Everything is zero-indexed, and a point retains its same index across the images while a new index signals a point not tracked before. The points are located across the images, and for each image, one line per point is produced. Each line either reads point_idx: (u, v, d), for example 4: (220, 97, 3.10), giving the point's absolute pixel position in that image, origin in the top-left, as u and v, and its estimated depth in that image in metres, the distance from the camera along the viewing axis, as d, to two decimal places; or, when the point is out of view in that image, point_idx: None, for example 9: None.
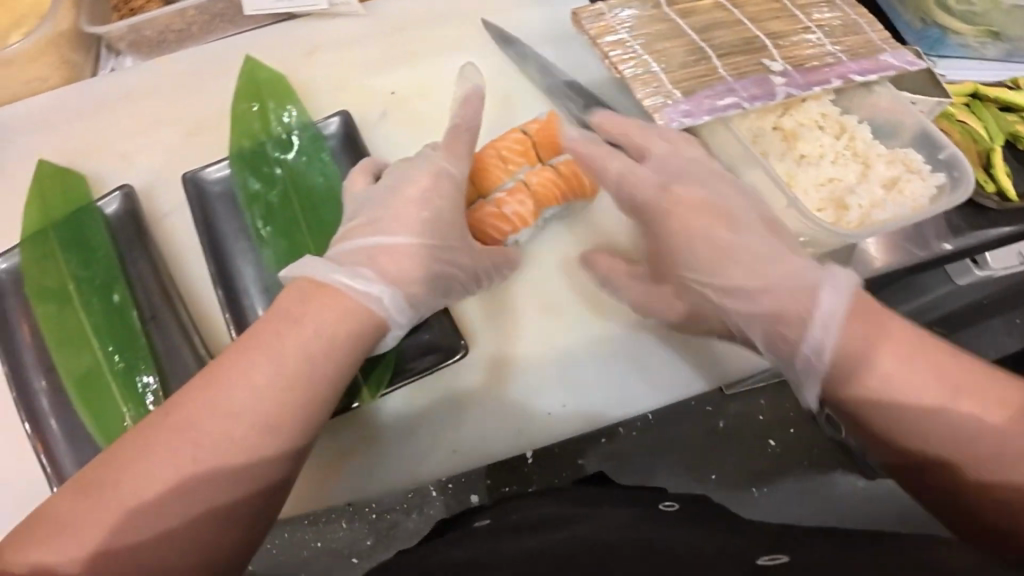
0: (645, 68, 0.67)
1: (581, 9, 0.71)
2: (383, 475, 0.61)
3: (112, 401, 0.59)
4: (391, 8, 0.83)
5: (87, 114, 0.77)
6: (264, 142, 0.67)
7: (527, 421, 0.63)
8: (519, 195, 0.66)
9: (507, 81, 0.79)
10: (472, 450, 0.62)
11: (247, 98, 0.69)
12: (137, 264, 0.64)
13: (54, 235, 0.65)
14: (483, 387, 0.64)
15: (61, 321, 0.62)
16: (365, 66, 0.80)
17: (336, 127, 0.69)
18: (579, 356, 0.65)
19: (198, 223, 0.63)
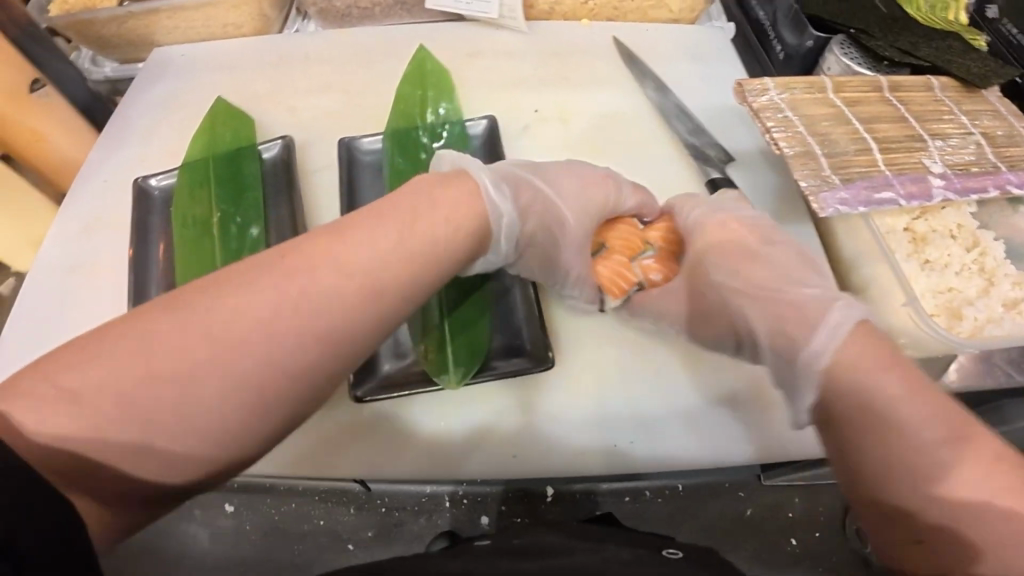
0: (804, 147, 0.66)
1: (746, 80, 0.69)
2: (340, 462, 0.59)
3: None
4: (553, 32, 0.87)
5: (270, 65, 0.86)
6: (416, 127, 0.72)
7: (589, 442, 0.60)
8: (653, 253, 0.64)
9: (646, 118, 0.79)
10: (426, 463, 0.59)
11: (411, 73, 0.75)
12: (279, 213, 0.68)
13: (213, 166, 0.70)
14: (552, 398, 0.61)
15: (197, 245, 0.65)
16: (519, 81, 0.83)
17: (482, 129, 0.74)
18: (564, 400, 0.61)
19: (345, 185, 0.68)
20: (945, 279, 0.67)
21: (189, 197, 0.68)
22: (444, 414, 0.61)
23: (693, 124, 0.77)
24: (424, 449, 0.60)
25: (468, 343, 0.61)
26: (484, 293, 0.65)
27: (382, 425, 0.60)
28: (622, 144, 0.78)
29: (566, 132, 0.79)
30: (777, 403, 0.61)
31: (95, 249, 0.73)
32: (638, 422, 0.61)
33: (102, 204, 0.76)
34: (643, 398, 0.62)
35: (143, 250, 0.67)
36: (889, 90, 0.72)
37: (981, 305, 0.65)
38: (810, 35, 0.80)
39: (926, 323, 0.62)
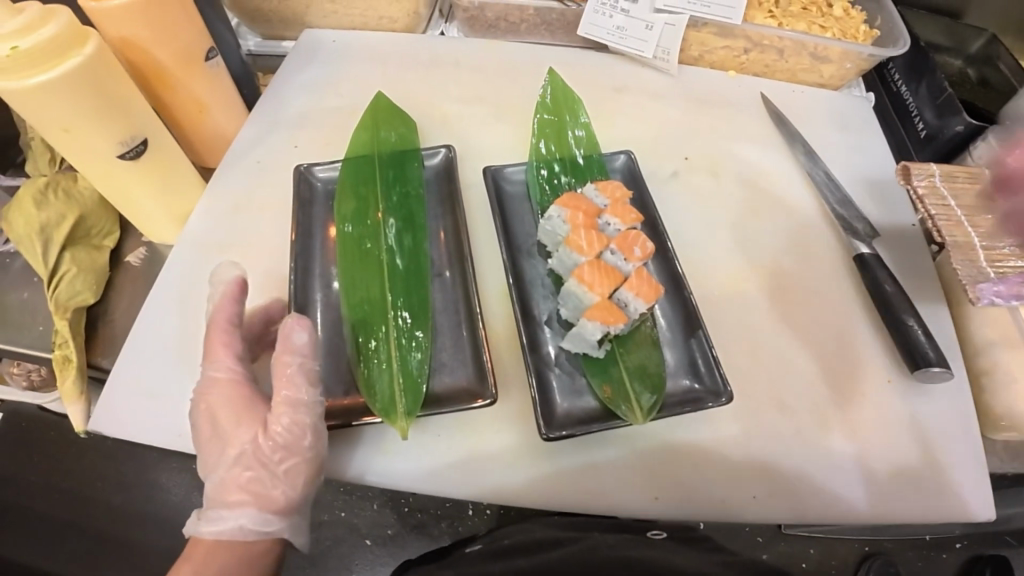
0: (963, 234, 0.69)
1: (912, 164, 0.73)
2: (565, 493, 0.61)
3: (383, 329, 0.65)
4: (696, 79, 0.90)
5: (422, 64, 0.89)
6: (552, 142, 0.79)
7: (769, 485, 0.62)
8: (626, 247, 0.67)
9: (788, 185, 0.81)
10: (674, 498, 0.61)
11: (543, 105, 0.81)
12: (439, 225, 0.74)
13: (379, 167, 0.75)
14: (692, 447, 0.63)
15: (366, 246, 0.70)
16: (665, 123, 0.85)
17: (620, 163, 0.80)
18: (778, 448, 0.64)
19: (497, 205, 0.74)
20: None
21: (353, 193, 0.73)
22: (591, 453, 0.62)
23: (841, 195, 0.78)
24: (572, 479, 0.61)
25: (642, 381, 0.62)
26: (644, 336, 0.66)
27: (524, 448, 0.62)
28: (764, 207, 0.79)
29: (715, 187, 0.80)
30: (965, 469, 0.65)
31: (243, 231, 0.73)
32: (773, 476, 0.63)
33: (253, 184, 0.76)
34: (846, 453, 0.64)
35: (307, 243, 0.70)
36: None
37: None
38: (963, 120, 0.84)
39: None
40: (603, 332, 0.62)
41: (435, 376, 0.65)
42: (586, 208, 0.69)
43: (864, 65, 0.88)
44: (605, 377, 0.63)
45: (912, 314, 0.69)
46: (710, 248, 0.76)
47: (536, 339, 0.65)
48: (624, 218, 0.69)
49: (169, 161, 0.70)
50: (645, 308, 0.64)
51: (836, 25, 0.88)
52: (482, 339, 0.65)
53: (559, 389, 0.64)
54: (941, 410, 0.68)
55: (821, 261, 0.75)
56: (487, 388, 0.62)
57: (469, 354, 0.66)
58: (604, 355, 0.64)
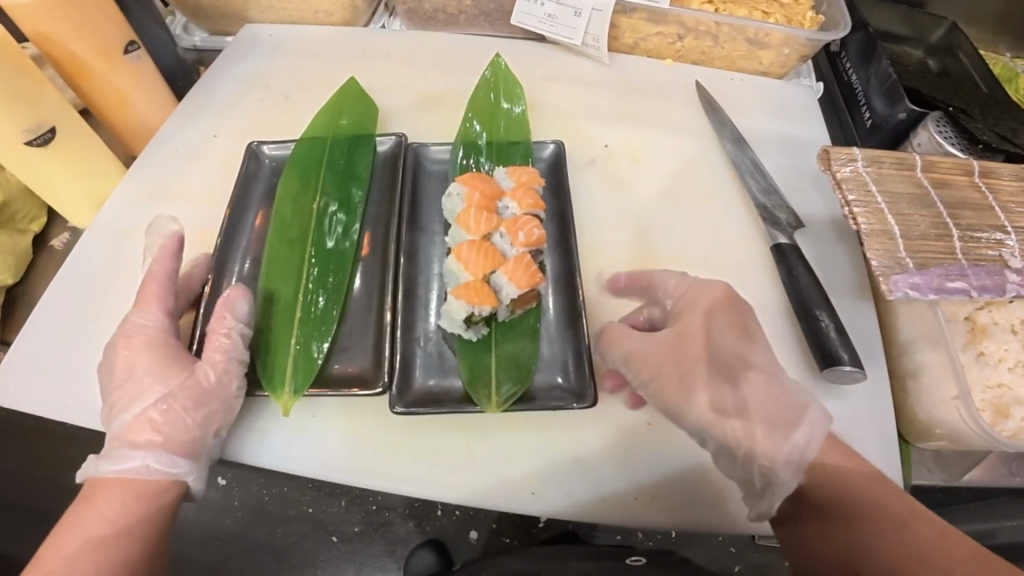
0: (882, 224, 0.65)
1: (833, 148, 0.68)
2: (439, 483, 0.58)
3: (289, 309, 0.64)
4: (630, 68, 0.87)
5: (355, 55, 0.89)
6: (484, 125, 0.78)
7: (658, 483, 0.58)
8: (514, 231, 0.66)
9: (710, 173, 0.78)
10: (551, 493, 0.58)
11: (483, 88, 0.80)
12: (375, 212, 0.73)
13: (330, 148, 0.75)
14: (574, 442, 0.60)
15: (293, 224, 0.70)
16: (591, 111, 0.83)
17: (549, 153, 0.78)
18: (672, 446, 0.60)
19: (411, 186, 0.73)
20: (997, 373, 0.65)
21: (298, 175, 0.73)
22: (470, 446, 0.60)
23: (765, 183, 0.75)
24: (447, 471, 0.58)
25: (508, 371, 0.62)
26: (526, 327, 0.66)
27: (402, 435, 0.60)
28: (684, 195, 0.76)
29: (630, 173, 0.78)
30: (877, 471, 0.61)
31: (153, 215, 0.74)
32: (663, 473, 0.59)
33: (175, 170, 0.77)
34: None
35: (240, 218, 0.70)
36: (979, 176, 0.70)
37: None
38: (904, 106, 0.79)
39: (976, 421, 0.61)
40: (468, 313, 0.63)
41: (335, 360, 0.63)
42: (487, 190, 0.68)
43: (804, 51, 0.84)
44: (473, 360, 0.62)
45: (824, 308, 0.65)
46: (634, 237, 0.73)
47: (411, 319, 0.65)
48: (522, 203, 0.68)
49: (80, 146, 0.72)
50: (518, 296, 0.64)
51: (779, 12, 0.84)
52: (390, 322, 0.63)
53: (422, 367, 0.63)
54: (856, 411, 0.64)
55: (738, 252, 0.72)
56: (379, 377, 0.61)
57: (372, 337, 0.64)
58: (476, 341, 0.64)
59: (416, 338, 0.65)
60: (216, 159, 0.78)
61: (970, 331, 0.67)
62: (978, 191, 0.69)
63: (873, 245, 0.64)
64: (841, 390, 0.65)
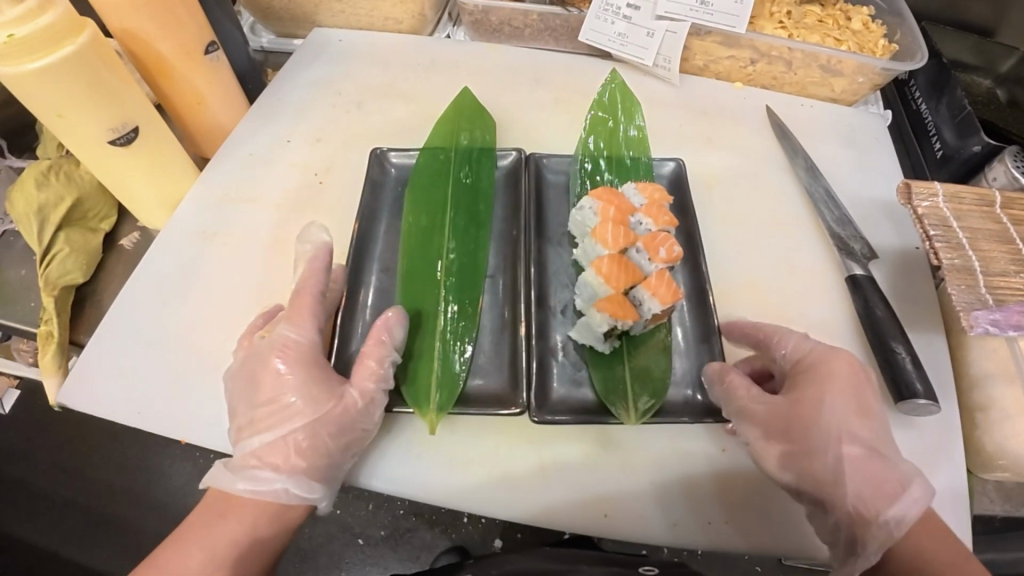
0: (963, 260, 0.65)
1: (915, 182, 0.69)
2: (508, 500, 0.56)
3: (429, 322, 0.62)
4: (701, 92, 0.89)
5: (422, 64, 0.90)
6: (605, 140, 0.76)
7: (734, 510, 0.57)
8: (652, 246, 0.62)
9: (786, 203, 0.78)
10: (627, 517, 0.56)
11: (595, 104, 0.78)
12: (502, 228, 0.70)
13: (452, 158, 0.73)
14: (650, 460, 0.59)
15: (424, 236, 0.67)
16: (666, 133, 0.84)
17: (668, 170, 0.75)
18: (746, 475, 0.58)
19: (534, 199, 0.70)
20: None
21: (427, 184, 0.70)
22: (545, 464, 0.58)
23: (839, 214, 0.75)
24: (523, 487, 0.57)
25: (645, 384, 0.59)
26: (655, 341, 0.62)
27: (479, 449, 0.59)
28: (767, 219, 0.77)
29: (703, 198, 0.78)
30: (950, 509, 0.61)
31: (228, 219, 0.74)
32: (734, 497, 0.57)
33: (248, 175, 0.77)
34: None
35: (370, 224, 0.68)
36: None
37: None
38: (978, 139, 0.80)
39: None
40: (610, 325, 0.58)
41: (473, 376, 0.60)
42: (619, 205, 0.64)
43: (878, 80, 0.86)
44: (607, 372, 0.59)
45: (900, 340, 0.64)
46: (738, 259, 0.73)
47: (545, 325, 0.62)
48: (657, 219, 0.64)
49: (160, 147, 0.70)
50: (659, 312, 0.59)
51: (851, 39, 0.86)
52: (523, 346, 0.60)
53: (558, 375, 0.61)
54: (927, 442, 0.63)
55: (812, 283, 0.72)
56: (519, 395, 0.58)
57: (507, 359, 0.61)
58: (609, 355, 0.60)
59: (552, 361, 0.61)
60: (290, 167, 0.77)
61: None
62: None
63: (953, 279, 0.64)
64: (912, 421, 0.65)
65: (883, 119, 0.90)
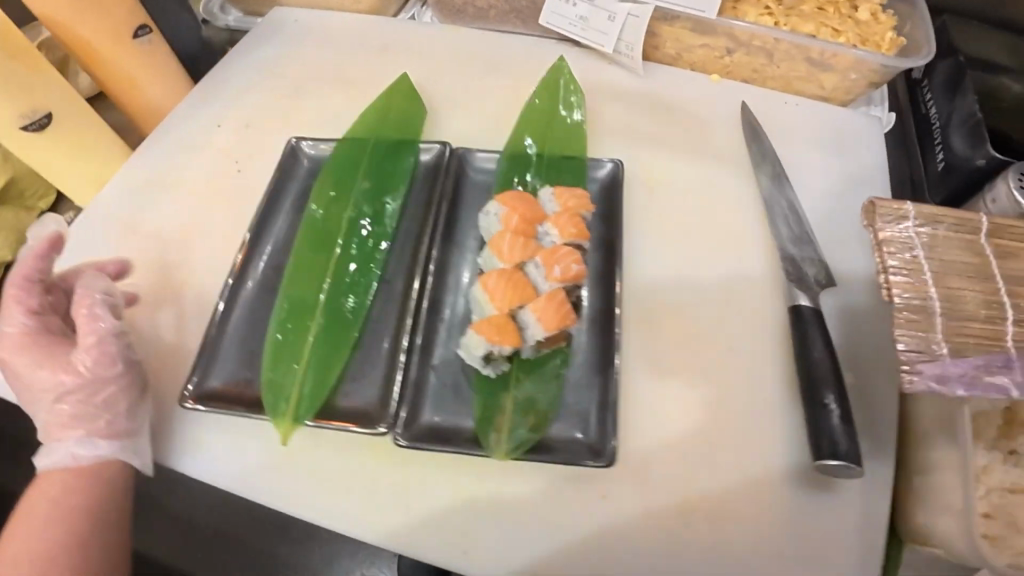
0: (921, 298, 0.55)
1: (881, 201, 0.58)
2: (363, 523, 0.53)
3: (303, 327, 0.57)
4: (668, 83, 0.80)
5: (373, 45, 0.85)
6: (538, 137, 0.69)
7: (600, 562, 0.52)
8: (550, 262, 0.56)
9: (742, 214, 0.69)
10: (484, 557, 0.52)
11: (539, 96, 0.72)
12: (409, 227, 0.65)
13: (368, 151, 0.68)
14: (522, 501, 0.54)
15: (320, 234, 0.63)
16: (618, 127, 0.76)
17: (606, 172, 0.68)
18: (619, 524, 0.54)
19: (446, 197, 0.65)
20: None
21: (334, 179, 0.66)
22: (407, 493, 0.54)
23: (799, 232, 0.66)
24: (379, 514, 0.53)
25: (522, 415, 0.54)
26: (547, 368, 0.57)
27: (344, 465, 0.55)
28: (717, 232, 0.68)
29: (644, 204, 0.69)
30: None
31: (145, 207, 0.68)
32: (601, 548, 0.53)
33: (173, 159, 0.73)
34: (692, 550, 0.53)
35: (267, 216, 0.64)
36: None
37: None
38: (984, 152, 0.72)
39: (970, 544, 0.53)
40: (486, 350, 0.53)
41: (343, 388, 0.55)
42: (525, 212, 0.58)
43: (873, 77, 0.76)
44: (488, 400, 0.54)
45: (831, 389, 0.55)
46: (674, 274, 0.65)
47: (429, 338, 0.57)
48: (564, 230, 0.58)
49: (83, 130, 0.70)
50: (544, 338, 0.53)
51: (852, 29, 0.74)
52: (398, 361, 0.55)
53: (432, 403, 0.54)
54: (840, 501, 0.55)
55: (753, 310, 0.63)
56: (382, 415, 0.53)
57: (381, 372, 0.56)
58: (492, 380, 0.55)
59: (426, 382, 0.54)
60: (216, 151, 0.73)
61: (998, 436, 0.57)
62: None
63: (906, 322, 0.54)
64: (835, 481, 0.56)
65: (880, 124, 0.80)
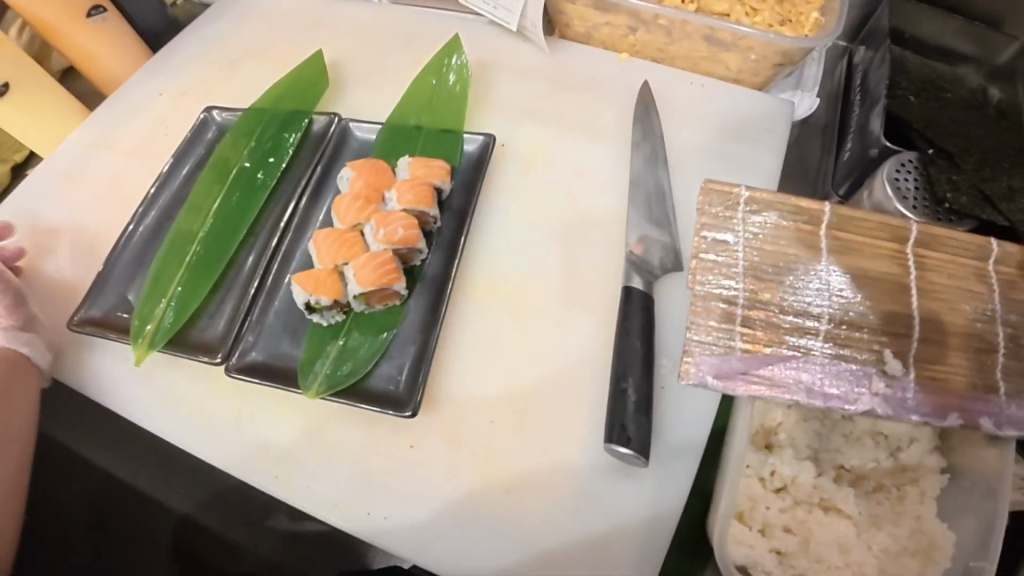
0: (728, 286, 0.54)
1: (713, 182, 0.57)
2: (196, 442, 0.59)
3: (174, 269, 0.65)
4: (574, 61, 0.81)
5: (306, 17, 0.90)
6: (420, 112, 0.73)
7: (395, 503, 0.57)
8: (379, 225, 0.61)
9: (610, 193, 0.71)
10: (292, 485, 0.58)
11: (428, 72, 0.75)
12: (289, 189, 0.72)
13: (264, 118, 0.75)
14: (334, 442, 0.59)
15: (208, 190, 0.71)
16: (511, 104, 0.78)
17: (477, 147, 0.72)
18: (421, 472, 0.58)
19: (322, 163, 0.71)
20: (822, 487, 0.57)
21: (232, 142, 0.74)
22: (239, 419, 0.60)
23: (657, 212, 0.68)
24: (211, 434, 0.60)
25: (340, 362, 0.59)
26: (377, 322, 0.62)
27: (191, 388, 0.62)
28: (580, 207, 0.70)
29: (515, 177, 0.72)
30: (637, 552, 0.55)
31: (77, 162, 0.77)
32: (400, 492, 0.57)
33: (118, 122, 0.80)
34: (482, 501, 0.57)
35: (169, 173, 0.73)
36: (915, 245, 0.55)
37: (837, 531, 0.56)
38: (878, 144, 0.72)
39: (751, 538, 0.55)
40: (306, 298, 0.60)
41: (199, 325, 0.63)
42: (371, 178, 0.64)
43: (774, 57, 0.74)
44: (318, 346, 0.60)
45: (634, 375, 0.57)
46: (526, 245, 0.68)
47: (277, 285, 0.64)
48: (402, 197, 0.63)
49: (39, 93, 0.77)
50: (362, 293, 0.59)
51: (771, 8, 0.73)
52: (244, 305, 0.62)
53: (267, 343, 0.61)
54: (635, 474, 0.57)
55: (594, 284, 0.65)
56: (220, 349, 0.60)
57: (230, 313, 0.63)
58: (325, 334, 0.61)
59: (269, 322, 0.62)
60: (147, 113, 0.81)
61: (813, 440, 0.58)
62: (893, 263, 0.55)
63: (704, 311, 0.54)
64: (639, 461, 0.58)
65: (793, 107, 0.78)
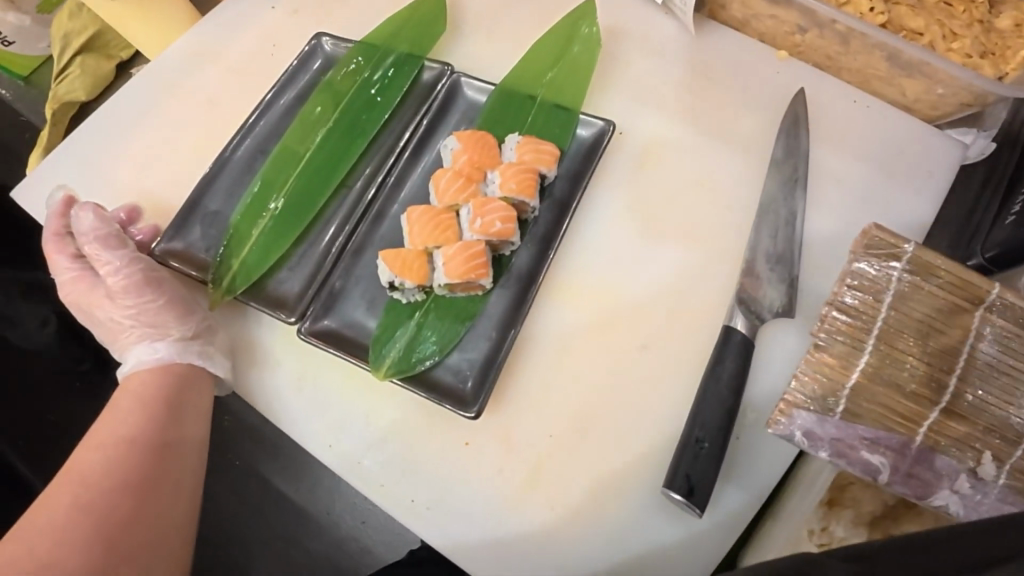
0: (847, 349, 0.46)
1: (879, 227, 0.47)
2: (259, 393, 0.60)
3: (262, 211, 0.63)
4: (722, 50, 0.70)
5: None
6: (539, 84, 0.67)
7: (440, 500, 0.56)
8: (476, 212, 0.58)
9: (732, 213, 0.63)
10: (343, 454, 0.57)
11: (552, 41, 0.68)
12: (387, 140, 0.67)
13: (374, 56, 0.69)
14: (390, 420, 0.58)
15: (306, 128, 0.67)
16: (638, 90, 0.69)
17: (593, 131, 0.65)
18: (471, 475, 0.57)
19: (426, 119, 0.66)
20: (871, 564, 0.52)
21: (336, 78, 0.69)
22: (302, 377, 0.60)
23: (781, 247, 0.59)
24: (272, 387, 0.60)
25: (410, 344, 0.57)
26: (453, 308, 0.59)
27: (261, 337, 0.61)
28: (693, 221, 0.63)
29: (628, 172, 0.65)
30: None
31: (180, 76, 0.75)
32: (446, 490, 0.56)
33: (222, 36, 0.77)
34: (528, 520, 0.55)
35: (271, 101, 0.69)
36: None
37: None
38: None
39: None
40: (390, 277, 0.58)
41: (279, 274, 0.62)
42: (476, 157, 0.61)
43: (963, 96, 0.62)
44: (393, 319, 0.58)
45: (714, 425, 0.52)
46: (626, 254, 0.62)
47: (360, 250, 0.61)
48: (506, 183, 0.59)
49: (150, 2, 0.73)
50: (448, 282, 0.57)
51: (974, 35, 0.60)
52: (325, 265, 0.60)
53: (344, 309, 0.60)
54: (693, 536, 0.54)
55: (692, 314, 0.59)
56: (296, 308, 0.59)
57: (311, 270, 0.61)
58: (400, 305, 0.59)
59: (348, 287, 0.60)
60: (253, 33, 0.77)
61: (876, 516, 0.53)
62: None
63: (813, 363, 0.47)
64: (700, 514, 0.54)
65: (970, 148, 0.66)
